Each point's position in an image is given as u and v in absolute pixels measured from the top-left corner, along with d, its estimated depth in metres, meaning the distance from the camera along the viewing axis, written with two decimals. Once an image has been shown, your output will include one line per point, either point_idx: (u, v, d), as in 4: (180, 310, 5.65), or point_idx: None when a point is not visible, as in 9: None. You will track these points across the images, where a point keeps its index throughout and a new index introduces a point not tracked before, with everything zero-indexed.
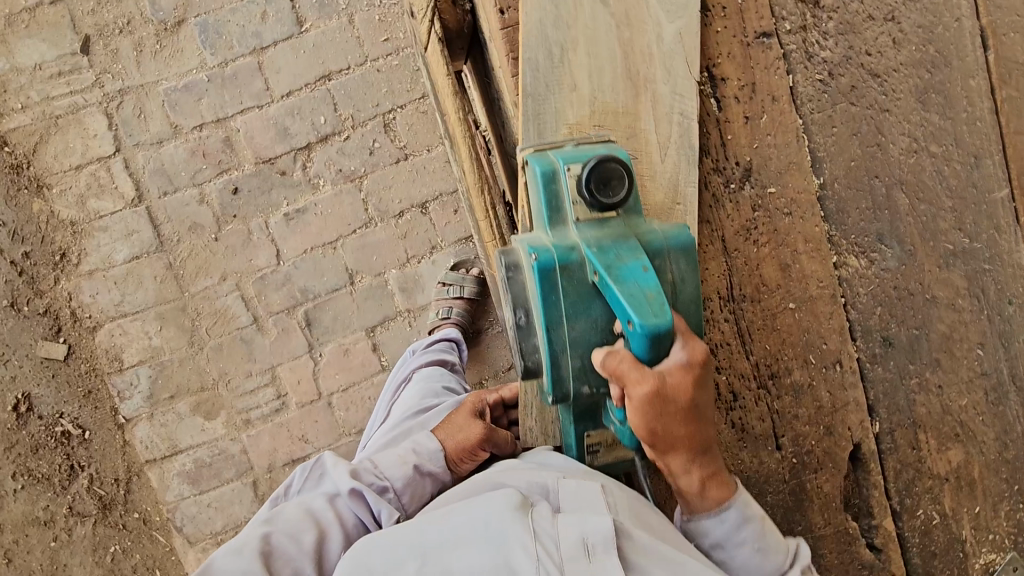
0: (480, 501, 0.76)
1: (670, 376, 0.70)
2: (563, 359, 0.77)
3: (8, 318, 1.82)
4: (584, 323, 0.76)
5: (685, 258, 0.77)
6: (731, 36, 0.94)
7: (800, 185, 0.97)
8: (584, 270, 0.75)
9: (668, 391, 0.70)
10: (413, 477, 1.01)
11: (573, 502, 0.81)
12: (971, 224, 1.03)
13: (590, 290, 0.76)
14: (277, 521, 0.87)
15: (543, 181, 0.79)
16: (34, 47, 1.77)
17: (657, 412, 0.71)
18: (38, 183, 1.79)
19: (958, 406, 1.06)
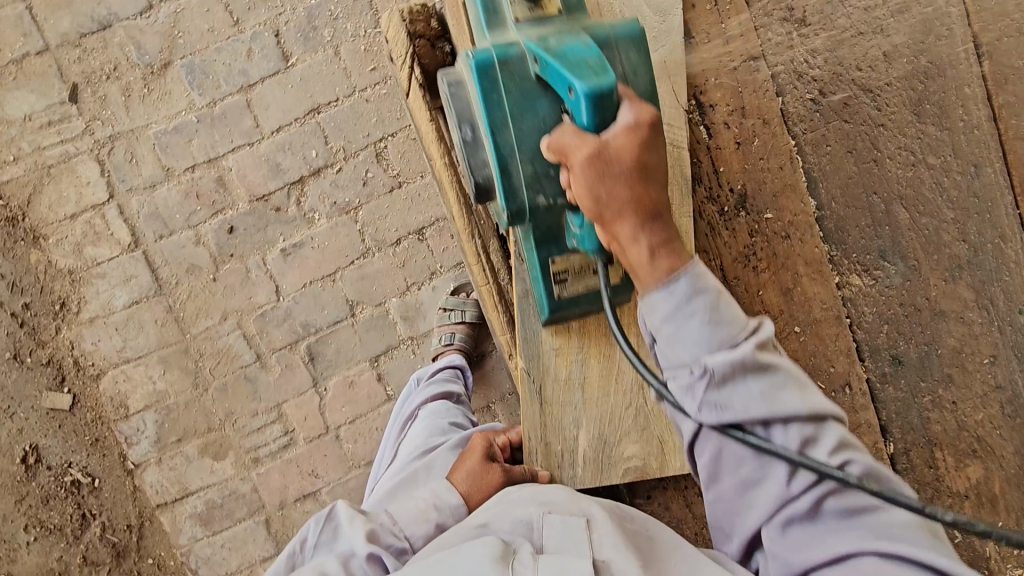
0: (464, 551, 0.73)
1: (612, 137, 0.64)
2: (514, 165, 0.72)
3: (12, 371, 1.82)
4: (532, 120, 0.73)
5: (635, 49, 0.76)
6: (717, 61, 0.92)
7: (796, 206, 0.95)
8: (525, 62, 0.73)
9: (612, 153, 0.64)
10: (433, 536, 0.91)
11: (557, 540, 0.78)
12: (975, 234, 1.01)
13: (535, 87, 0.73)
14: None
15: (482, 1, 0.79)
16: (23, 100, 1.77)
17: (600, 176, 0.64)
18: (35, 234, 1.79)
19: (974, 420, 1.03)
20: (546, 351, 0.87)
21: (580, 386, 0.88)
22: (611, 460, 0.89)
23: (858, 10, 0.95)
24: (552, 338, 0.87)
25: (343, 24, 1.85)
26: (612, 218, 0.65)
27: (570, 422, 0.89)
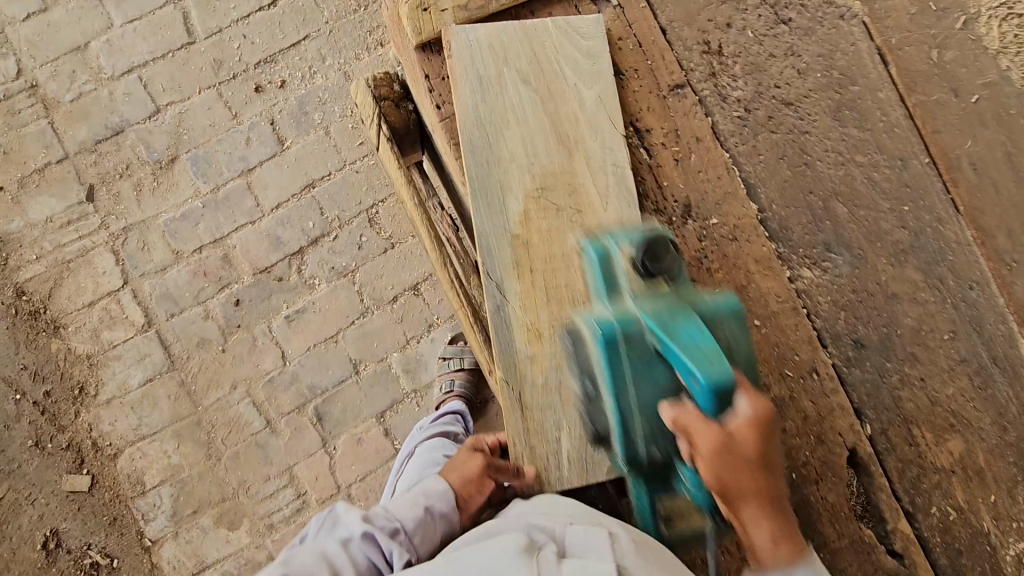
0: (491, 546, 0.77)
1: (736, 427, 0.73)
2: (626, 386, 0.82)
3: (33, 457, 1.89)
4: (649, 386, 0.81)
5: (737, 323, 0.81)
6: (648, 92, 1.04)
7: (738, 211, 1.04)
8: (643, 336, 0.80)
9: (737, 444, 0.73)
10: (423, 519, 0.97)
11: (581, 546, 0.81)
12: (914, 220, 1.08)
13: (653, 355, 0.81)
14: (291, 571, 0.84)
15: (599, 259, 0.84)
16: (45, 203, 1.92)
17: (725, 457, 0.73)
18: (55, 324, 1.90)
19: (945, 395, 1.07)
20: (521, 360, 0.94)
21: (557, 390, 0.94)
22: (596, 459, 0.94)
23: (769, 37, 1.08)
24: (527, 348, 0.94)
25: (331, 106, 2.03)
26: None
27: (551, 424, 0.94)
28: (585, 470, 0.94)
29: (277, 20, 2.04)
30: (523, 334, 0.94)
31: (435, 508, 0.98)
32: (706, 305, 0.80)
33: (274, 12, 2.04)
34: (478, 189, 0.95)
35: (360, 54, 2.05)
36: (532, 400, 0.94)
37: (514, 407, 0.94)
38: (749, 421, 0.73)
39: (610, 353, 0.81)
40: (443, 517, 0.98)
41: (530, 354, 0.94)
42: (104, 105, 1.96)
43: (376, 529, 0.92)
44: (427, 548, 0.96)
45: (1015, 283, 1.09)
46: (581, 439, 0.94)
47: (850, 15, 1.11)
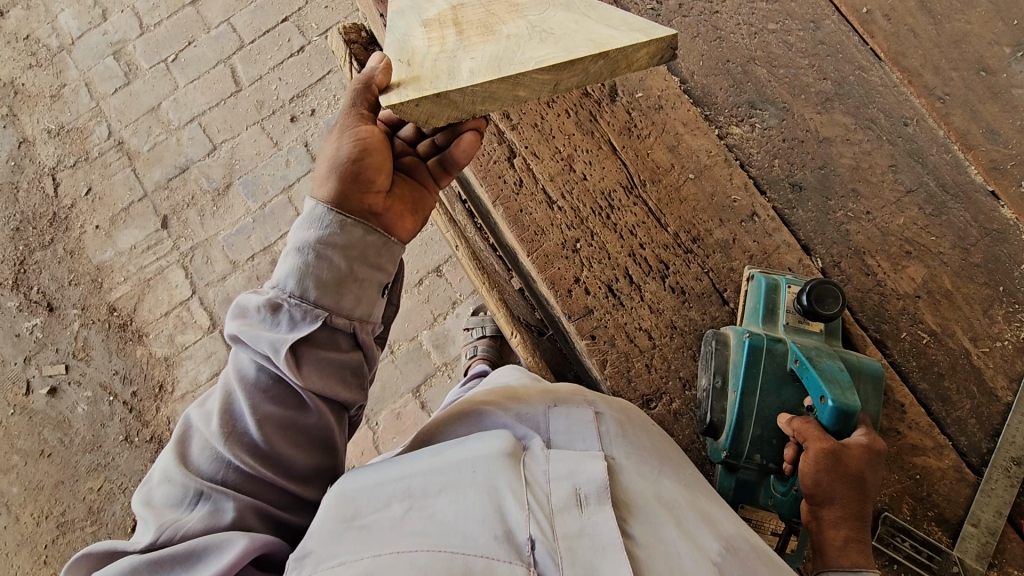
0: (475, 442, 0.77)
1: (852, 446, 0.84)
2: (750, 397, 0.96)
3: (124, 450, 2.16)
4: (775, 397, 0.96)
5: (873, 385, 0.95)
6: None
7: (662, 84, 1.17)
8: (785, 357, 0.97)
9: (847, 460, 0.83)
10: (301, 268, 0.78)
11: (565, 436, 0.83)
12: (834, 71, 1.16)
13: (788, 376, 0.96)
14: (193, 439, 0.76)
15: (766, 289, 1.01)
16: (130, 234, 2.32)
17: (831, 468, 0.83)
18: (140, 333, 2.24)
19: (897, 226, 1.09)
20: (419, 55, 0.84)
21: (460, 48, 0.84)
22: (510, 63, 0.80)
23: None
24: (426, 49, 0.85)
25: None
26: (825, 499, 0.83)
27: (455, 66, 0.82)
28: (500, 69, 0.79)
29: (305, 62, 2.42)
30: (421, 27, 0.88)
31: (319, 229, 0.79)
32: (854, 361, 0.96)
33: (302, 56, 2.42)
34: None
35: None
36: (423, 61, 0.83)
37: (400, 64, 0.84)
38: (864, 452, 0.84)
39: (752, 352, 0.96)
40: (336, 229, 0.79)
41: (427, 43, 0.86)
42: (173, 149, 2.38)
43: (254, 325, 0.76)
44: (335, 279, 0.79)
45: (950, 113, 1.12)
46: (493, 59, 0.81)
47: None
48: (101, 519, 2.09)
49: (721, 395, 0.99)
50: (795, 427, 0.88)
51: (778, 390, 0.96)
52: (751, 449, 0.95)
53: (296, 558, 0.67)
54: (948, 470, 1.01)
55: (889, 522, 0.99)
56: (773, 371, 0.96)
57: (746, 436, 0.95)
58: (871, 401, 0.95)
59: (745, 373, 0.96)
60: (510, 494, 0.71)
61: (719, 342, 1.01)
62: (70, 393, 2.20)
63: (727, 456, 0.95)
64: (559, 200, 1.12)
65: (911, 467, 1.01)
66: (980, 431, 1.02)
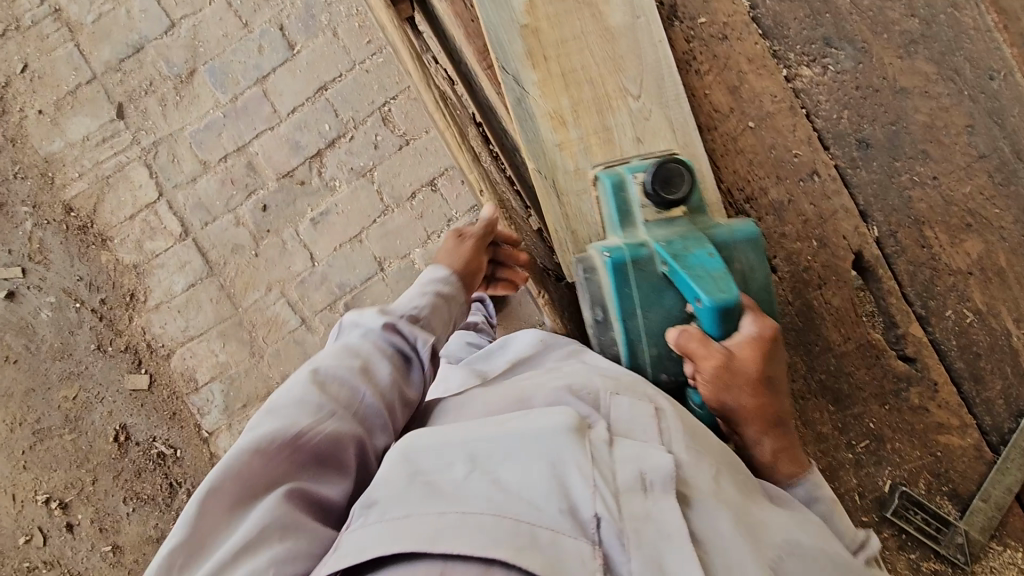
0: (544, 415, 0.71)
1: (741, 345, 0.81)
2: (635, 316, 0.88)
3: (97, 360, 2.06)
4: (659, 309, 0.87)
5: (753, 249, 0.87)
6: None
7: (729, 8, 0.99)
8: (653, 262, 0.86)
9: (739, 363, 0.80)
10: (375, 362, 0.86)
11: (627, 423, 0.77)
12: (924, 8, 1.01)
13: (662, 281, 0.87)
14: (332, 368, 0.83)
15: (613, 190, 0.90)
16: (80, 122, 2.04)
17: (729, 381, 0.80)
18: (103, 238, 2.05)
19: (962, 194, 1.01)
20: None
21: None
22: None
23: None
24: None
25: (337, 8, 2.05)
26: (739, 418, 0.83)
27: None
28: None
29: None
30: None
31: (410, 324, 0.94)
32: (722, 232, 0.87)
33: None
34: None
35: None
36: None
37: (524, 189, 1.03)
38: (750, 343, 0.81)
39: (618, 275, 0.87)
40: None
41: (556, 143, 0.95)
42: (123, 23, 2.04)
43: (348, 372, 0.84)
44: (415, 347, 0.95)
45: None
46: None
47: None
48: (80, 428, 2.06)
49: (605, 327, 0.93)
50: (678, 344, 0.84)
51: (659, 299, 0.87)
52: (652, 370, 0.90)
53: (362, 507, 0.64)
54: (969, 448, 1.01)
55: (906, 496, 1.00)
56: (647, 282, 0.87)
57: (642, 359, 0.90)
58: (757, 268, 0.88)
59: (618, 295, 0.88)
60: (576, 472, 0.66)
61: (588, 270, 0.92)
62: (31, 298, 2.05)
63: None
64: (633, 97, 0.95)
65: (935, 444, 1.01)
66: (1006, 411, 1.02)
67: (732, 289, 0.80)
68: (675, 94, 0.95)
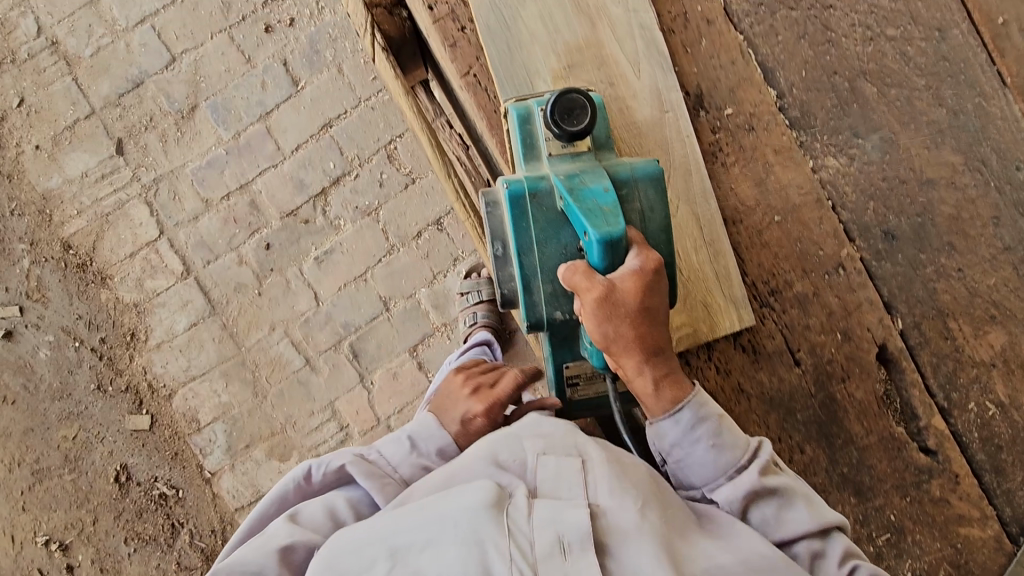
0: (460, 494, 0.80)
1: (621, 279, 0.79)
2: (530, 250, 0.87)
3: (97, 400, 2.02)
4: (555, 244, 0.87)
5: (653, 187, 0.86)
6: (673, 46, 0.98)
7: (757, 97, 0.97)
8: (551, 196, 0.86)
9: (618, 294, 0.79)
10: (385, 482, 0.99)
11: (552, 484, 0.85)
12: (952, 97, 1.00)
13: (560, 216, 0.87)
14: (302, 525, 0.90)
15: (520, 122, 0.90)
16: (79, 158, 2.00)
17: (608, 312, 0.79)
18: (102, 275, 2.01)
19: (986, 286, 1.01)
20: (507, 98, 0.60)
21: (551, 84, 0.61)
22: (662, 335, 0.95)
23: None
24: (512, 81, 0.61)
25: (342, 44, 2.03)
26: (619, 350, 0.82)
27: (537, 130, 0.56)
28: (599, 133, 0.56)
29: None
30: None
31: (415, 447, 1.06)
32: (624, 171, 0.87)
33: None
34: (505, 75, 0.94)
35: None
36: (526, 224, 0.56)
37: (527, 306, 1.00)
38: (632, 274, 0.79)
39: (515, 208, 0.87)
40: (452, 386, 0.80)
41: None
42: (123, 58, 2.00)
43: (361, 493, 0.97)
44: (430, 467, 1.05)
45: None
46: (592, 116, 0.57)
47: None
48: (79, 468, 2.02)
49: (504, 263, 0.93)
50: (566, 278, 0.83)
51: (556, 236, 0.87)
52: (546, 306, 0.88)
53: None
54: (989, 538, 0.99)
55: None
56: (544, 216, 0.87)
57: (537, 297, 0.88)
58: (655, 204, 0.87)
59: (516, 230, 0.87)
60: (494, 548, 0.75)
61: (492, 205, 0.93)
62: (29, 336, 2.01)
63: (526, 326, 0.89)
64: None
65: (955, 535, 0.99)
66: None
67: (620, 223, 0.80)
68: (703, 192, 0.96)
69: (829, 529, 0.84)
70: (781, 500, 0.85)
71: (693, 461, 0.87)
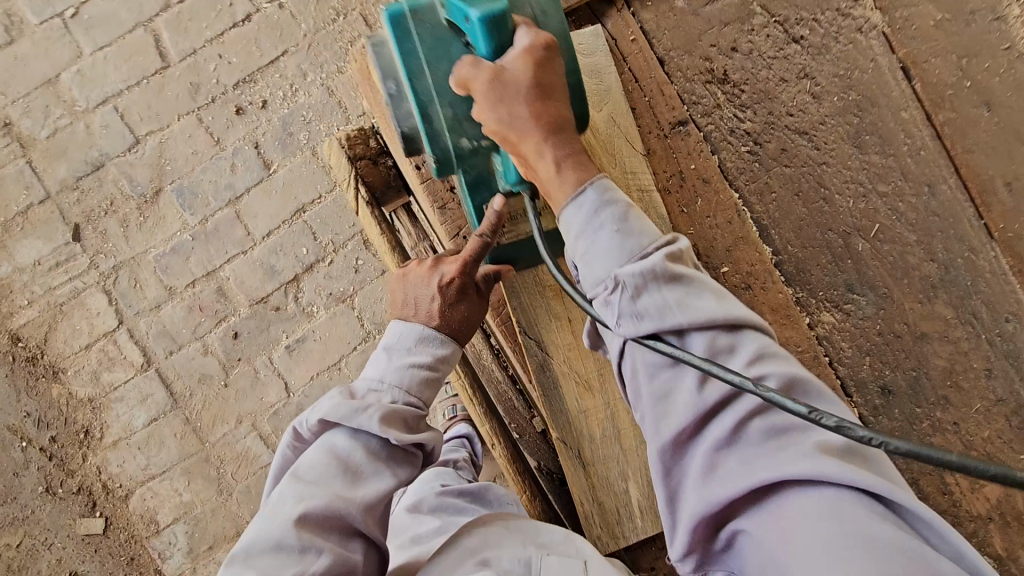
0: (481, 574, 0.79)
1: (511, 61, 0.76)
2: (420, 70, 0.84)
3: (46, 503, 1.88)
4: (444, 64, 0.84)
5: None
6: (668, 207, 0.98)
7: (752, 256, 0.97)
8: (434, 6, 0.83)
9: (508, 72, 0.75)
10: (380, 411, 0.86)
11: None
12: (943, 252, 0.99)
13: (447, 29, 0.83)
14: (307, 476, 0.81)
15: None
16: (31, 245, 1.90)
17: (499, 92, 0.75)
18: (54, 369, 1.89)
19: (981, 439, 0.99)
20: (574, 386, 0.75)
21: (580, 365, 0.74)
22: None
23: (778, 59, 1.00)
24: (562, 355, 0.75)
25: (316, 125, 1.93)
26: (518, 137, 0.76)
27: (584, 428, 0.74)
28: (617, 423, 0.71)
29: (252, 36, 1.93)
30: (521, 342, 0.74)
31: (399, 357, 0.92)
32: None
33: (248, 28, 1.93)
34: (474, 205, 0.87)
35: (343, 68, 1.93)
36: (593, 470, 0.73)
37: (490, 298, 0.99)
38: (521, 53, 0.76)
39: (395, 26, 0.83)
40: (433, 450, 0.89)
41: None
42: (81, 140, 1.91)
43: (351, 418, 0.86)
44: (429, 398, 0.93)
45: None
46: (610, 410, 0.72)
47: (869, 27, 0.99)
48: None
49: (400, 100, 0.91)
50: (458, 77, 0.79)
51: (446, 51, 0.84)
52: (450, 137, 0.86)
53: None
54: None
55: None
56: (430, 32, 0.83)
57: (436, 126, 0.86)
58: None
59: (401, 52, 0.84)
60: None
61: (379, 45, 0.91)
62: None
63: (433, 161, 0.88)
64: None
65: None
66: None
67: (502, 1, 0.76)
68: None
69: (742, 321, 0.69)
70: (691, 288, 0.70)
71: (596, 247, 0.73)
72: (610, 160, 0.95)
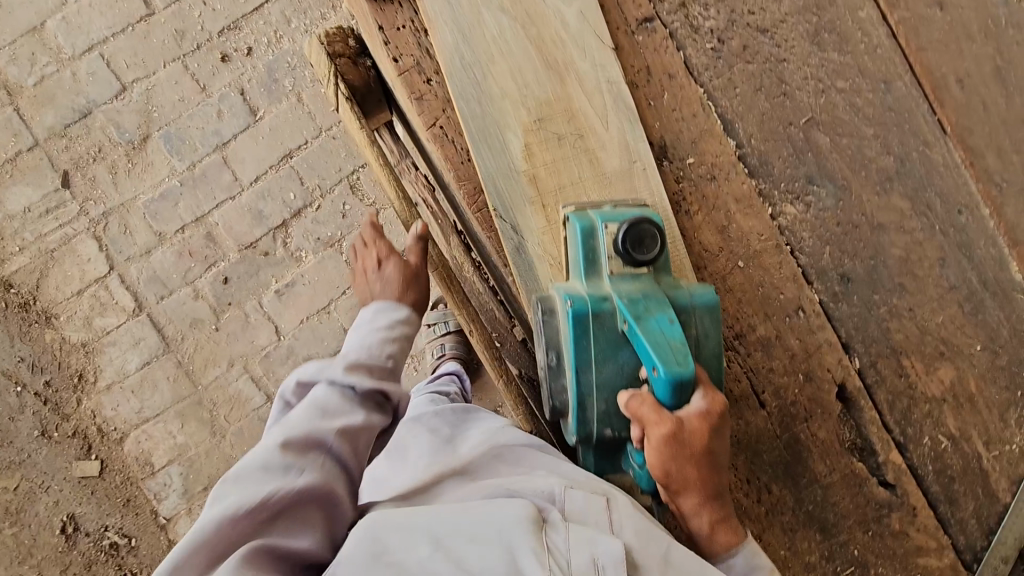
0: (504, 504, 0.81)
1: (689, 417, 0.79)
2: (587, 359, 0.85)
3: (42, 447, 1.92)
4: (612, 365, 0.85)
5: (709, 316, 0.85)
6: (637, 101, 1.02)
7: (716, 148, 1.02)
8: (613, 318, 0.84)
9: (686, 436, 0.78)
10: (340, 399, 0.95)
11: (579, 507, 0.85)
12: (898, 146, 1.04)
13: (619, 338, 0.84)
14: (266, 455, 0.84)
15: (582, 236, 0.88)
16: (21, 193, 1.92)
17: (676, 452, 0.78)
18: (47, 315, 1.92)
19: (935, 324, 1.04)
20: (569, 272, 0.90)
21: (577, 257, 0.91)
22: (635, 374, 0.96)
23: None
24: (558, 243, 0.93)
25: (301, 72, 1.96)
26: (680, 484, 0.80)
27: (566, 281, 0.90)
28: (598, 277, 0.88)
29: None
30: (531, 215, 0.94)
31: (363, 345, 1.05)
32: (683, 296, 0.84)
33: None
34: (478, 137, 0.95)
35: (326, 14, 1.96)
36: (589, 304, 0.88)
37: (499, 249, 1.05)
38: (701, 416, 0.79)
39: (576, 327, 0.84)
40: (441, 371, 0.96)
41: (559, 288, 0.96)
42: (68, 87, 1.93)
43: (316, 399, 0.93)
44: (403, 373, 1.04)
45: (1006, 204, 1.04)
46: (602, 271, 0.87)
47: None
48: (22, 520, 1.91)
49: (558, 373, 0.90)
50: (629, 405, 0.81)
51: (615, 358, 0.85)
52: (597, 425, 0.87)
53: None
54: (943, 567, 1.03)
55: None
56: (604, 336, 0.84)
57: (589, 415, 0.87)
58: (710, 340, 0.85)
59: (574, 347, 0.85)
60: (530, 555, 0.75)
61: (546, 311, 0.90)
62: None
63: (575, 440, 0.88)
64: None
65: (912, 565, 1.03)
66: (977, 529, 1.04)
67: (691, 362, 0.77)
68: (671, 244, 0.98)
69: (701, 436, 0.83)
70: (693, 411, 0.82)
71: None
72: (579, 54, 0.99)
